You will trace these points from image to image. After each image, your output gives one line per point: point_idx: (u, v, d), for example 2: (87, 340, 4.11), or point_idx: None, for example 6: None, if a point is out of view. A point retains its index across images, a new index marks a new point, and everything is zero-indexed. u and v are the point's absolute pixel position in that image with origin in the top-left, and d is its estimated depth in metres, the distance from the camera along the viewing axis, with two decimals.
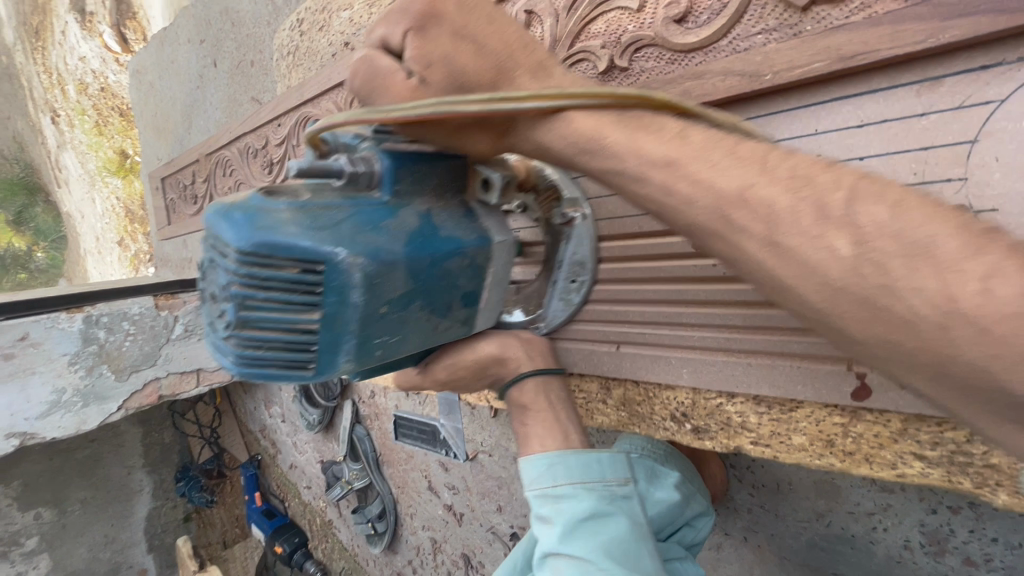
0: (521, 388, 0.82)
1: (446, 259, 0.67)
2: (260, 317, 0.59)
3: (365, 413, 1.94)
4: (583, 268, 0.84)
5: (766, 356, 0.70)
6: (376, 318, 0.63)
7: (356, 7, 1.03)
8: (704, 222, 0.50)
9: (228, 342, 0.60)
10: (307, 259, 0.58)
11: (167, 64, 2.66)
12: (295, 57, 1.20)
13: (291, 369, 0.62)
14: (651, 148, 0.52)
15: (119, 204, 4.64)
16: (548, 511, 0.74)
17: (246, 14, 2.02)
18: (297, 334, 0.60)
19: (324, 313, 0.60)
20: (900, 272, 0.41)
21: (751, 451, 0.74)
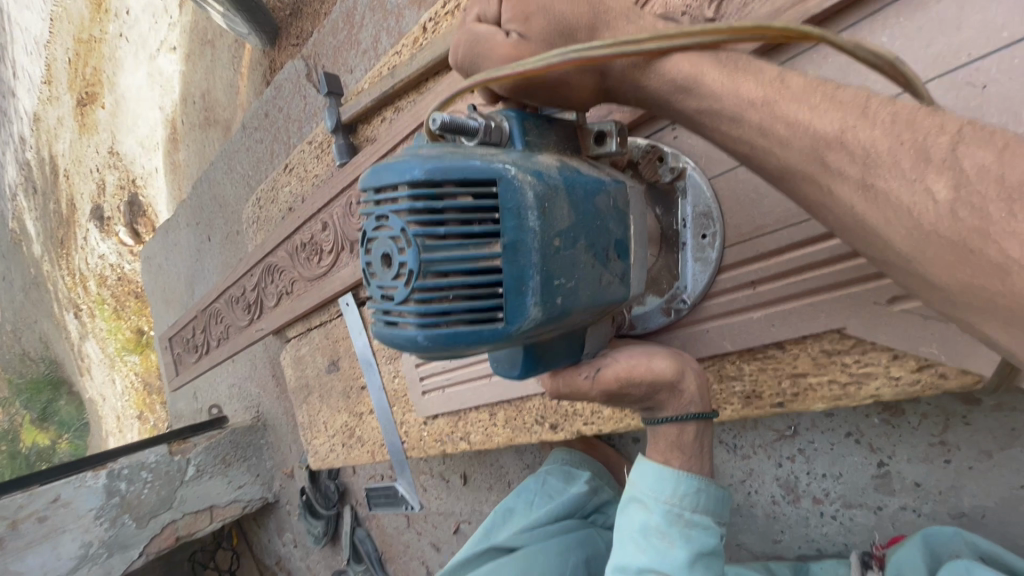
0: (682, 429, 0.77)
1: (595, 195, 0.70)
2: (446, 255, 0.61)
3: (363, 514, 2.12)
4: (710, 219, 0.81)
5: (749, 310, 0.79)
6: (552, 251, 0.63)
7: (292, 184, 1.44)
8: (801, 164, 0.57)
9: (412, 294, 0.62)
10: (481, 184, 0.62)
11: (170, 248, 3.18)
12: (258, 223, 1.60)
13: (481, 315, 0.62)
14: (750, 89, 0.60)
15: (137, 378, 5.05)
16: (673, 531, 0.76)
17: (229, 197, 2.53)
18: (479, 272, 0.61)
19: (505, 241, 0.61)
20: (1000, 219, 0.46)
21: (586, 431, 0.92)
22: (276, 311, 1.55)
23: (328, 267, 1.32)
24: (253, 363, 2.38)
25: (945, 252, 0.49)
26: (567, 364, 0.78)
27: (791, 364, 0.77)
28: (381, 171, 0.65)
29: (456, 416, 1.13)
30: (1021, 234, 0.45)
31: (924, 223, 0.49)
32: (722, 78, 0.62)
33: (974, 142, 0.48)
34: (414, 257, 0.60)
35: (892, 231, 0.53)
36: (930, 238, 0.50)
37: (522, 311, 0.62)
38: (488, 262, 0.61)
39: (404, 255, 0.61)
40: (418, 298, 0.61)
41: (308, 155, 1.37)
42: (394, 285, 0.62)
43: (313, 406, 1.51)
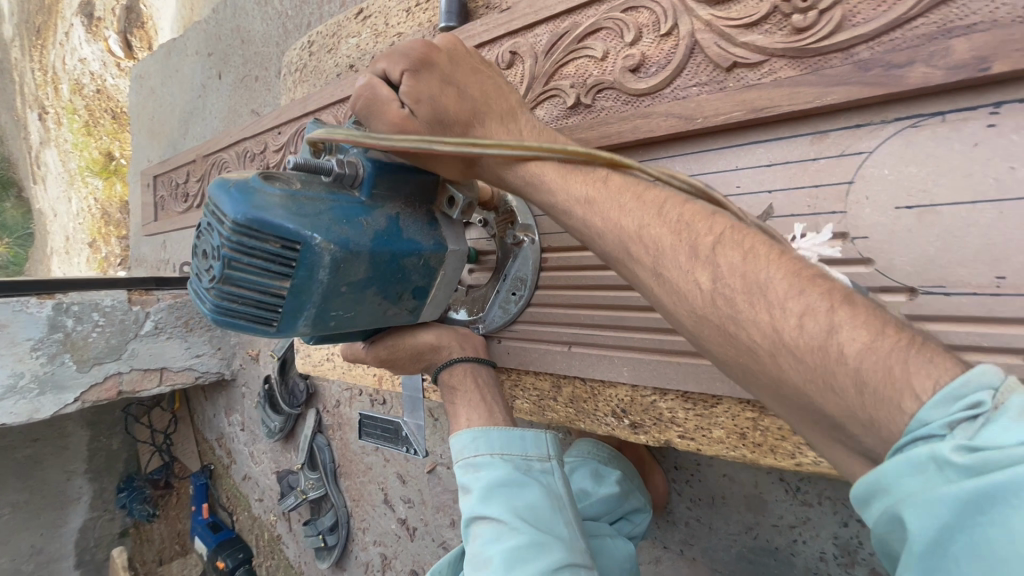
0: (450, 371, 0.85)
1: (404, 258, 0.73)
2: (243, 277, 0.64)
3: (328, 423, 1.97)
4: (523, 285, 0.89)
5: (696, 357, 0.71)
6: (336, 298, 0.68)
7: (363, 36, 1.15)
8: (613, 250, 0.62)
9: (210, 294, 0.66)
10: (288, 238, 0.63)
11: (169, 73, 2.76)
12: (301, 73, 1.30)
13: (258, 325, 0.67)
14: (577, 188, 0.64)
15: (96, 205, 4.60)
16: (468, 479, 0.76)
17: (257, 34, 2.16)
18: (268, 298, 0.66)
19: (293, 285, 0.65)
20: (744, 307, 0.51)
21: (679, 445, 0.75)
22: None
23: None
24: None
25: (715, 333, 0.54)
26: (356, 341, 0.86)
27: None
28: (219, 192, 0.65)
29: (507, 371, 0.94)
30: (758, 320, 0.50)
31: (697, 306, 0.54)
32: (556, 180, 0.65)
33: (729, 245, 0.54)
34: (224, 272, 0.64)
35: (681, 310, 0.57)
36: (704, 320, 0.55)
37: (292, 329, 0.69)
38: (273, 291, 0.65)
39: (216, 263, 0.64)
40: (214, 295, 0.65)
41: (396, 5, 1.08)
42: (207, 276, 0.66)
43: None
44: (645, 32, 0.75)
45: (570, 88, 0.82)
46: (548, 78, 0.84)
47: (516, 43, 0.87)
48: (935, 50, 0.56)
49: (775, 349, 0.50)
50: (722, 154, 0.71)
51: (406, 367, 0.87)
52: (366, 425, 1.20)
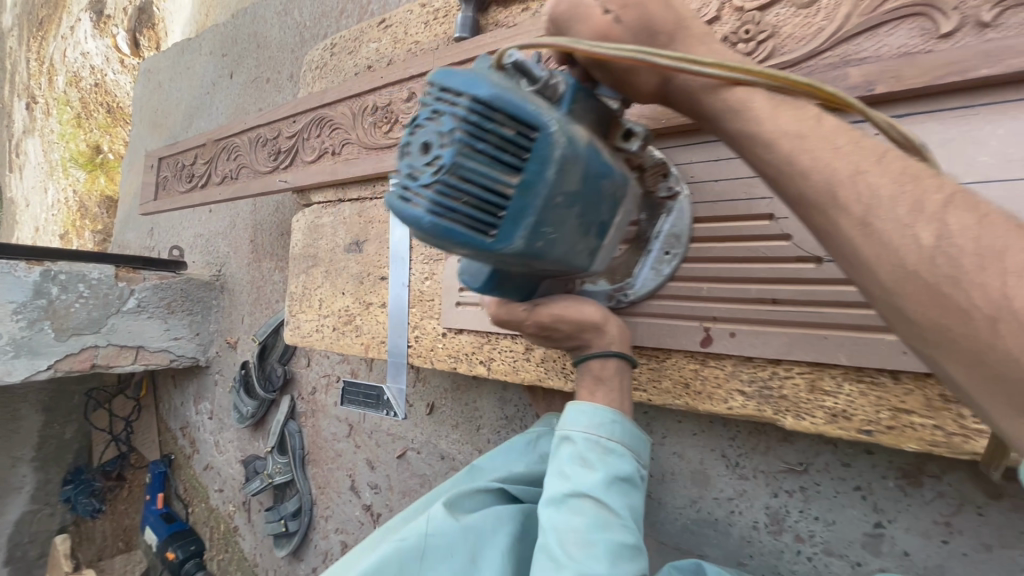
0: (603, 363, 0.76)
1: (611, 177, 0.67)
2: (473, 164, 0.58)
3: (301, 409, 2.01)
4: (678, 241, 0.81)
5: (650, 318, 0.84)
6: (554, 206, 0.62)
7: (383, 41, 1.30)
8: (811, 197, 0.50)
9: (426, 188, 0.59)
10: (526, 123, 0.59)
11: (179, 70, 2.88)
12: (321, 70, 1.44)
13: (474, 228, 0.60)
14: (788, 121, 0.53)
15: (73, 196, 4.59)
16: (593, 456, 0.69)
17: (273, 40, 2.32)
18: (492, 195, 0.59)
19: (523, 179, 0.60)
20: (970, 267, 0.42)
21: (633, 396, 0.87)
22: (311, 168, 1.37)
23: (395, 141, 1.19)
24: (257, 208, 2.27)
25: (920, 295, 0.44)
26: (511, 299, 0.78)
27: (898, 398, 0.66)
28: (446, 78, 0.61)
29: (486, 335, 1.04)
30: (984, 284, 0.41)
31: (907, 263, 0.44)
32: (767, 114, 0.54)
33: (957, 204, 0.44)
34: (455, 157, 0.58)
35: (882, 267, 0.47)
36: (911, 279, 0.45)
37: (504, 240, 0.61)
38: (501, 187, 0.59)
39: (444, 150, 0.59)
40: (436, 187, 0.58)
41: (415, 18, 1.24)
42: (423, 170, 0.60)
43: (313, 278, 1.39)
44: None
45: None
46: None
47: None
48: (838, 75, 0.72)
49: (993, 317, 0.41)
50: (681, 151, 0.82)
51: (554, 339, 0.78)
52: (349, 392, 1.28)
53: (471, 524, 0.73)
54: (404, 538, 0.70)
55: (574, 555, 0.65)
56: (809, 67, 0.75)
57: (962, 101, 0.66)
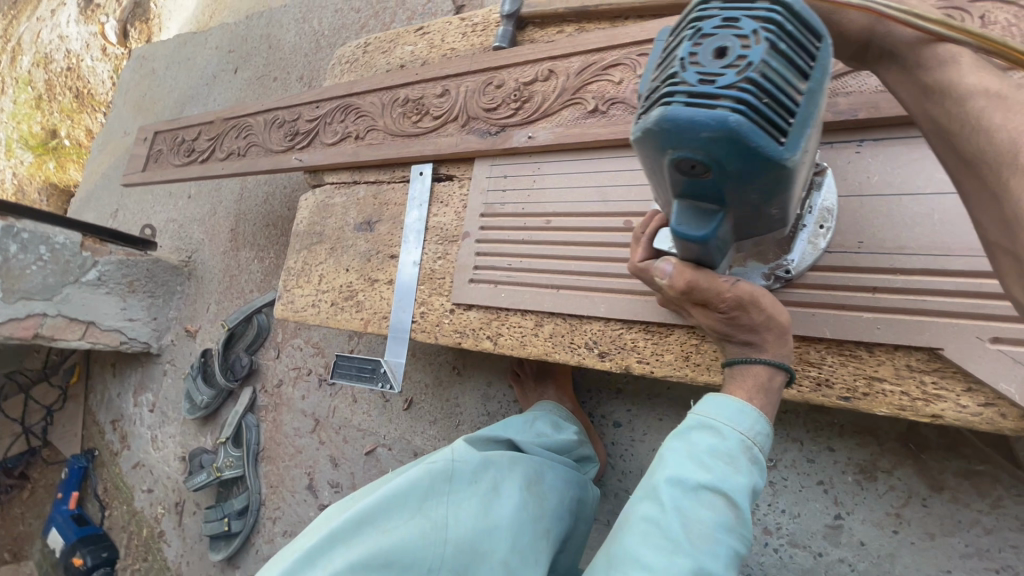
0: (770, 376, 0.70)
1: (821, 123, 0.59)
2: (778, 64, 0.46)
3: (263, 403, 1.93)
4: (830, 214, 0.81)
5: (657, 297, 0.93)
6: (817, 131, 0.51)
7: (419, 45, 1.41)
8: (988, 152, 0.50)
9: (725, 88, 0.45)
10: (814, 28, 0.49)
11: (178, 60, 2.89)
12: (352, 65, 1.53)
13: (772, 139, 0.46)
14: (987, 84, 0.52)
15: (12, 177, 4.26)
16: (741, 460, 0.66)
17: (286, 43, 2.39)
18: (791, 101, 0.46)
19: (816, 88, 0.48)
20: None
21: (635, 368, 0.94)
22: (330, 150, 1.42)
23: (424, 130, 1.27)
24: (245, 197, 2.26)
25: None
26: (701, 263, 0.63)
27: (873, 368, 0.78)
28: None
29: (495, 312, 1.10)
30: None
31: None
32: (972, 78, 0.53)
33: None
34: (764, 58, 0.45)
35: None
36: None
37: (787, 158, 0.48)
38: (795, 94, 0.47)
39: (748, 51, 0.45)
40: (741, 89, 0.44)
41: (454, 28, 1.36)
42: (717, 76, 0.46)
43: (315, 255, 1.41)
44: None
45: (591, 99, 1.06)
46: (574, 90, 1.08)
47: (554, 65, 1.12)
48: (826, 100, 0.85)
49: None
50: None
51: (743, 325, 0.70)
52: (341, 365, 1.28)
53: (491, 459, 0.82)
54: (433, 462, 0.78)
55: (696, 545, 0.63)
56: None
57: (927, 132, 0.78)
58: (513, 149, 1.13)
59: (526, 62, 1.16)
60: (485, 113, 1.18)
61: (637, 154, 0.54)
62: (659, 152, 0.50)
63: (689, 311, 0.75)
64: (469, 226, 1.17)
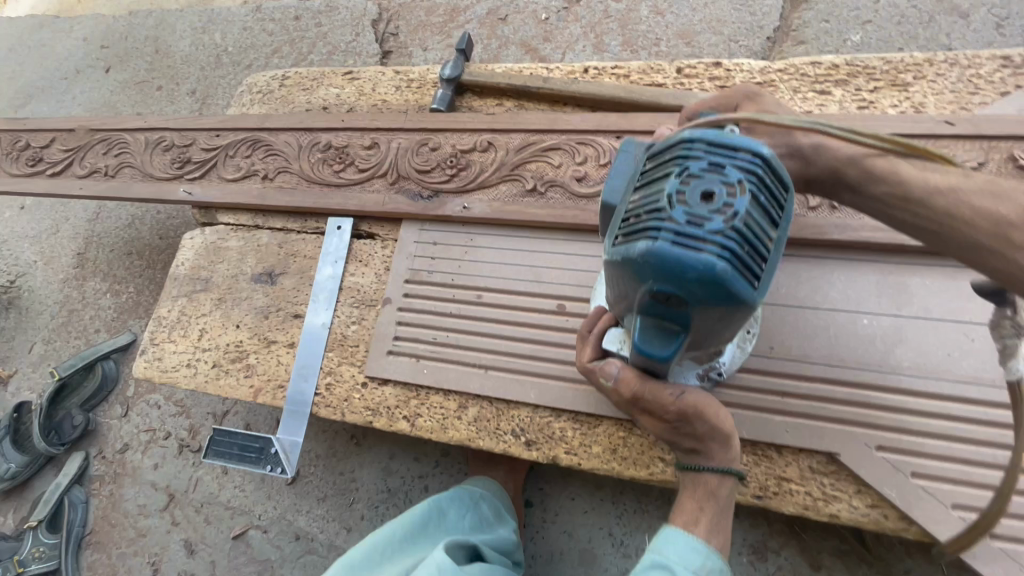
0: (720, 480, 0.71)
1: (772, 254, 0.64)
2: (758, 218, 0.49)
3: (96, 472, 1.57)
4: (754, 319, 0.84)
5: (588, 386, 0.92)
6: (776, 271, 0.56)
7: (346, 89, 1.33)
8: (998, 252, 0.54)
9: (714, 236, 0.47)
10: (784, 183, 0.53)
11: (28, 43, 2.42)
12: (265, 96, 1.39)
13: (747, 287, 0.49)
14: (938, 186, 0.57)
15: None
16: None
17: (178, 50, 2.13)
18: (766, 250, 0.50)
19: (782, 239, 0.52)
20: None
21: (563, 460, 0.91)
22: (230, 187, 1.26)
23: (346, 182, 1.17)
24: (103, 217, 1.91)
25: None
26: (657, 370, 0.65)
27: (782, 468, 0.83)
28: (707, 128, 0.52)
29: (414, 390, 1.01)
30: None
31: None
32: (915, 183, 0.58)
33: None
34: (746, 209, 0.48)
35: None
36: None
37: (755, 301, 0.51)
38: (769, 243, 0.50)
39: (733, 200, 0.48)
40: (727, 239, 0.47)
41: (387, 79, 1.31)
42: (704, 220, 0.47)
43: (197, 305, 1.20)
44: (590, 159, 1.04)
45: (530, 177, 1.06)
46: (512, 166, 1.08)
47: (494, 137, 1.11)
48: None
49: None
50: None
51: (692, 434, 0.71)
52: (218, 441, 1.09)
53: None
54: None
55: None
56: None
57: (825, 254, 0.89)
58: (445, 217, 1.09)
59: (464, 130, 1.14)
60: (417, 174, 1.13)
61: (615, 272, 0.55)
62: (639, 280, 0.52)
63: (634, 412, 0.75)
64: (390, 291, 1.08)
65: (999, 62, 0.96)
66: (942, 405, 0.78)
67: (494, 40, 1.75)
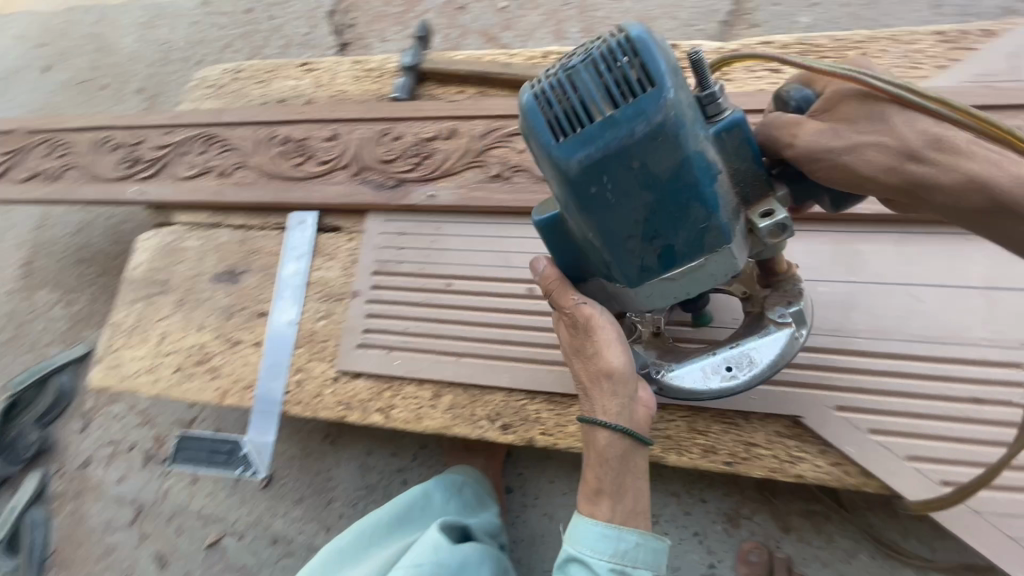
0: (596, 433, 0.72)
1: (692, 195, 0.58)
2: (586, 83, 0.57)
3: (56, 490, 1.50)
4: (753, 366, 0.76)
5: (561, 366, 0.93)
6: (620, 164, 0.56)
7: (303, 81, 1.30)
8: None
9: (545, 82, 0.59)
10: (652, 75, 0.54)
11: None
12: (218, 91, 1.35)
13: (549, 132, 0.58)
14: None
15: None
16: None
17: (122, 47, 2.04)
18: (584, 115, 0.56)
19: (613, 119, 0.55)
20: None
21: (540, 441, 0.92)
22: (185, 185, 1.22)
23: (307, 175, 1.15)
24: (49, 224, 1.81)
25: None
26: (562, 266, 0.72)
27: (750, 434, 0.86)
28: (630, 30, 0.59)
29: (387, 382, 1.00)
30: None
31: None
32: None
33: None
34: (579, 70, 0.57)
35: None
36: None
37: (566, 156, 0.57)
38: (593, 112, 0.56)
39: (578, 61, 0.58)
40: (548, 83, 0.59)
41: (345, 70, 1.28)
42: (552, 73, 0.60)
43: (156, 309, 1.16)
44: None
45: (495, 164, 1.06)
46: (477, 153, 1.07)
47: (457, 124, 1.11)
48: None
49: None
50: None
51: (586, 367, 0.74)
52: (187, 447, 1.06)
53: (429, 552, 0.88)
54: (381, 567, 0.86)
55: None
56: None
57: None
58: (411, 207, 1.07)
59: (426, 118, 1.13)
60: (380, 164, 1.11)
61: None
62: None
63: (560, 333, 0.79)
64: (358, 283, 1.06)
65: (937, 38, 1.01)
66: (896, 364, 0.82)
67: (454, 30, 1.74)
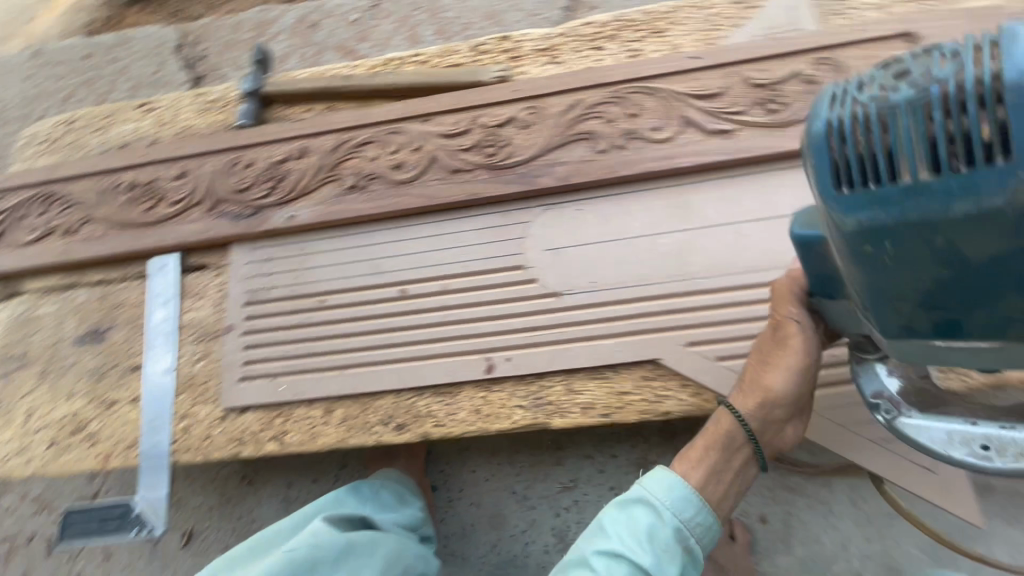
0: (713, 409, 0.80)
1: (987, 292, 0.45)
2: (907, 123, 0.43)
3: None
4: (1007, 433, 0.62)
5: (441, 357, 0.97)
6: (906, 240, 0.44)
7: (144, 122, 1.25)
8: None
9: (843, 104, 0.48)
10: (1007, 140, 0.39)
11: None
12: (53, 145, 1.27)
13: (825, 173, 0.47)
14: None
15: None
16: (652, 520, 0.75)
17: None
18: (882, 160, 0.44)
19: (926, 181, 0.42)
20: None
21: (434, 433, 0.95)
22: (29, 250, 1.15)
23: (161, 218, 1.11)
24: None
25: None
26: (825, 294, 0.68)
27: (621, 384, 0.93)
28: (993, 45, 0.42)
29: (276, 409, 0.99)
30: None
31: None
32: None
33: None
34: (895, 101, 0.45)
35: None
36: None
37: (845, 209, 0.47)
38: (902, 160, 0.43)
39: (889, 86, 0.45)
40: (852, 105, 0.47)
41: (187, 104, 1.24)
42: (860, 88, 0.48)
43: (18, 385, 1.09)
44: (402, 147, 1.07)
45: (349, 176, 1.07)
46: (330, 168, 1.08)
47: (306, 143, 1.11)
48: (547, 169, 1.01)
49: None
50: (454, 222, 1.02)
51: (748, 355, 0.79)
52: None
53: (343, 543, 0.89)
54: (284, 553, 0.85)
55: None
56: (529, 162, 1.02)
57: (619, 190, 0.99)
58: (273, 232, 1.07)
59: (274, 141, 1.12)
60: (235, 194, 1.10)
61: None
62: None
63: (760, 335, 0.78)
64: (230, 317, 1.04)
65: None
66: (732, 296, 0.91)
67: (310, 48, 1.72)
